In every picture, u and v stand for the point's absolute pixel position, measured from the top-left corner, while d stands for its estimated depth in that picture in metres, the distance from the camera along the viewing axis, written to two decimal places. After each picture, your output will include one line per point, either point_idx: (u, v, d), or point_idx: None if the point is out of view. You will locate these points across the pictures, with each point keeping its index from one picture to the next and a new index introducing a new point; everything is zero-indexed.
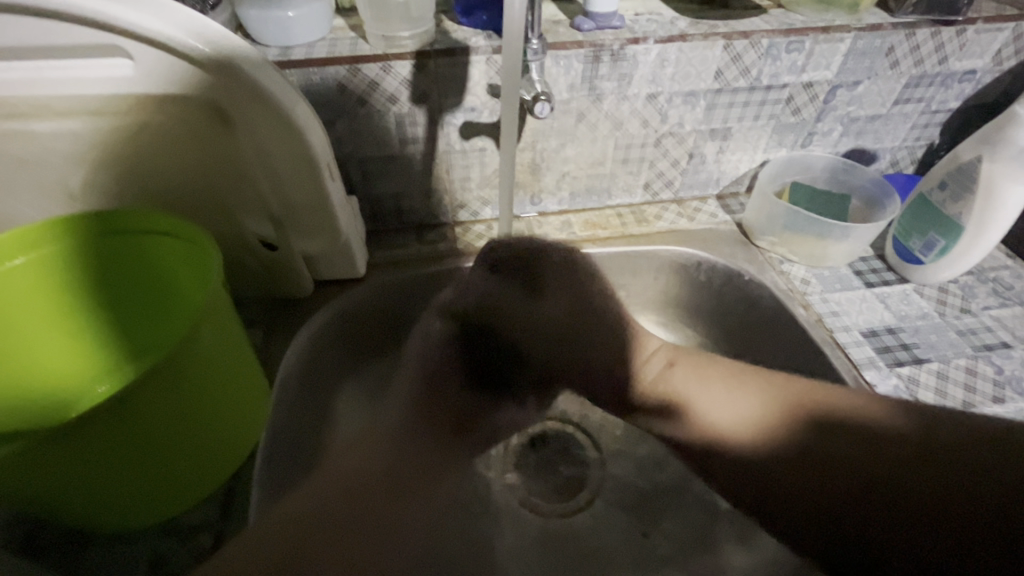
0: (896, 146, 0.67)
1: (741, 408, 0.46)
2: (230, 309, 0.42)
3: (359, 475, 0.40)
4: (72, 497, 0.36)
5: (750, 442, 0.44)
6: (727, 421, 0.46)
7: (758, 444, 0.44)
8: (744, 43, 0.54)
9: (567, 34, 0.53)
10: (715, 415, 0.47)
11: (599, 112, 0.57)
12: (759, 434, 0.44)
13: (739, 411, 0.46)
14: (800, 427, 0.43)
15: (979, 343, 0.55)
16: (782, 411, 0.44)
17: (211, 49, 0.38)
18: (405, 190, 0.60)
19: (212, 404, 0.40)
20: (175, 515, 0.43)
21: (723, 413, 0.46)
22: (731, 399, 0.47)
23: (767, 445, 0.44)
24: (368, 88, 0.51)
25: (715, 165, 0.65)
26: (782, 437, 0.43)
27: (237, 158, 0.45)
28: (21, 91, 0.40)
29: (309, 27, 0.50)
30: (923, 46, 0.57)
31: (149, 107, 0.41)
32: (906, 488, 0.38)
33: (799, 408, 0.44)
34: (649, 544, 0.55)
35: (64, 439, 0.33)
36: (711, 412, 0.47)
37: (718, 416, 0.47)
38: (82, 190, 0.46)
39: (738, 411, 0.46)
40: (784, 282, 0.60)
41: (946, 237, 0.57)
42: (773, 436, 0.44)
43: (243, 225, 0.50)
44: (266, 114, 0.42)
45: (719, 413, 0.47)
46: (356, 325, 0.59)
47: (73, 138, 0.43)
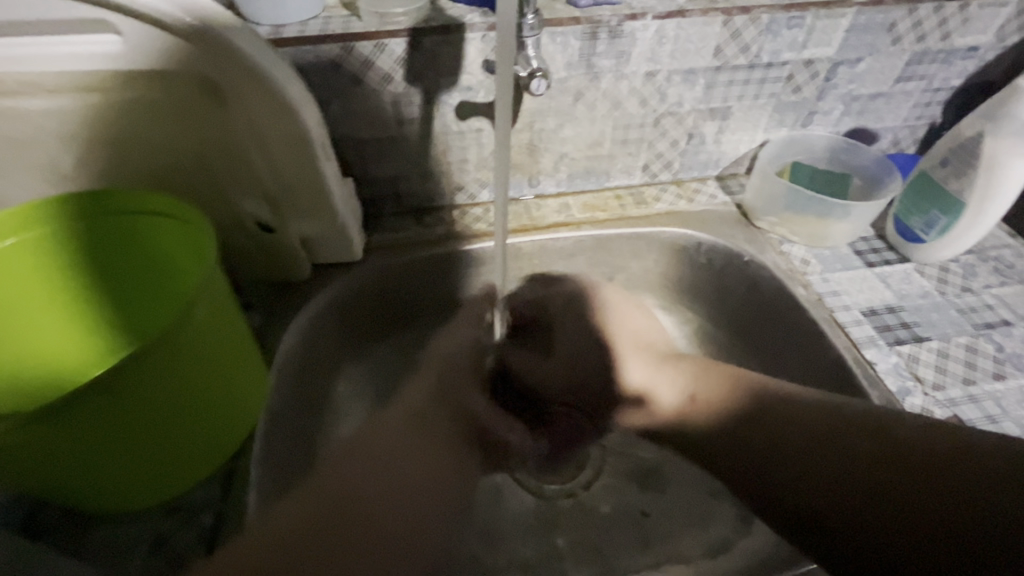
0: (898, 126, 0.66)
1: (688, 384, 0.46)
2: (226, 289, 0.42)
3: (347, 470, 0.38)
4: (68, 476, 0.36)
5: (694, 417, 0.45)
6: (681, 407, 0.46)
7: (700, 409, 0.44)
8: (744, 18, 0.53)
9: (564, 10, 0.52)
10: (665, 395, 0.47)
11: (597, 91, 0.56)
12: (716, 407, 0.44)
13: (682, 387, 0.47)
14: (749, 397, 0.43)
15: (980, 321, 0.54)
16: (727, 381, 0.45)
17: (203, 23, 0.38)
18: (402, 172, 0.59)
19: (209, 384, 0.40)
20: (175, 495, 0.43)
21: (684, 389, 0.46)
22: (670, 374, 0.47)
23: (723, 413, 0.43)
24: (362, 67, 0.50)
25: (715, 146, 0.64)
26: (729, 405, 0.43)
27: (231, 137, 0.44)
28: (10, 68, 0.39)
29: (302, 5, 0.49)
30: (926, 22, 0.56)
31: (140, 84, 0.41)
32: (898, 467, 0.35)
33: (745, 379, 0.44)
34: (649, 523, 0.55)
35: (58, 417, 0.33)
36: (665, 402, 0.46)
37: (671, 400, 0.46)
38: (75, 172, 0.46)
39: (688, 383, 0.46)
40: (784, 262, 0.59)
41: (947, 215, 0.56)
42: (724, 404, 0.44)
43: (237, 206, 0.49)
44: (259, 90, 0.41)
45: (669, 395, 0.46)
46: (354, 310, 0.59)
47: (64, 117, 0.42)
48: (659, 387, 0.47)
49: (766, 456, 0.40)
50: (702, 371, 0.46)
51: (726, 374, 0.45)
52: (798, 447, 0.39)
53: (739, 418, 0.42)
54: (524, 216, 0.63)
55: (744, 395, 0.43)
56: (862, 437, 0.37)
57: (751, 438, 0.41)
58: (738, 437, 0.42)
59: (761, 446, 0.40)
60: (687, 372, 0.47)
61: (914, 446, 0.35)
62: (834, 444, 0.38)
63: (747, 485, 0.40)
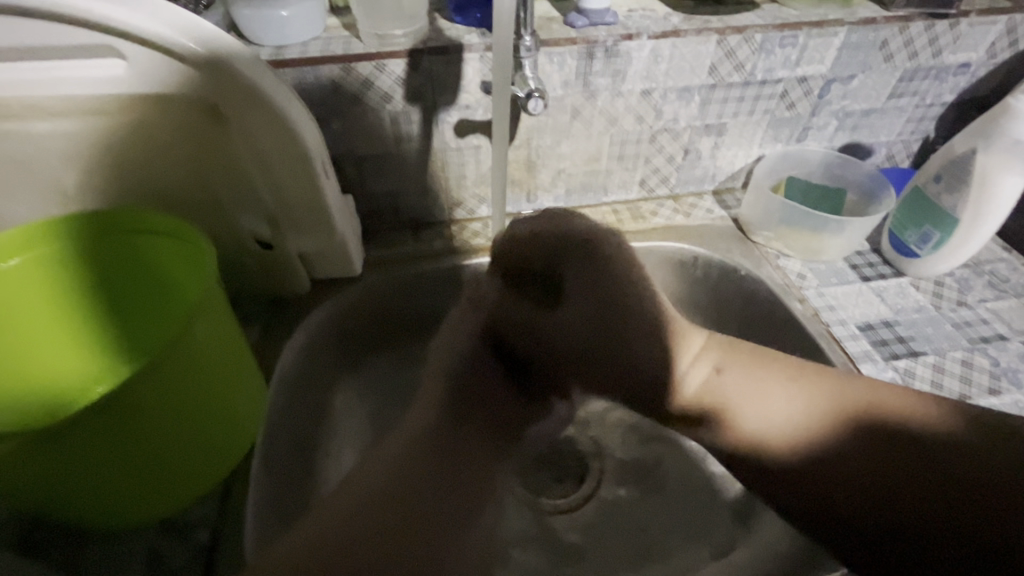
0: (891, 141, 0.67)
1: (790, 405, 0.42)
2: (226, 307, 0.42)
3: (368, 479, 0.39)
4: (68, 495, 0.37)
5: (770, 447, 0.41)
6: (773, 427, 0.41)
7: (801, 443, 0.40)
8: (737, 38, 0.54)
9: (560, 31, 0.53)
10: (753, 415, 0.42)
11: (593, 108, 0.57)
12: (820, 434, 0.40)
13: (790, 412, 0.41)
14: (847, 430, 0.39)
15: (975, 336, 0.55)
16: (829, 411, 0.40)
17: (206, 49, 0.38)
18: (401, 188, 0.60)
19: (206, 402, 0.40)
20: (172, 513, 0.43)
21: (771, 407, 0.42)
22: (783, 398, 0.42)
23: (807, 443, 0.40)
24: (362, 87, 0.51)
25: (711, 161, 0.65)
26: (824, 438, 0.40)
27: (232, 156, 0.45)
28: (15, 91, 0.40)
29: (302, 27, 0.50)
30: (917, 40, 0.57)
31: (144, 107, 0.41)
32: (922, 471, 0.36)
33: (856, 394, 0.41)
34: (647, 538, 0.55)
35: (58, 436, 0.33)
36: (750, 423, 0.42)
37: (757, 419, 0.42)
38: (77, 191, 0.46)
39: (784, 405, 0.42)
40: (780, 277, 0.60)
41: (940, 230, 0.57)
42: (817, 435, 0.40)
43: (237, 223, 0.50)
44: (260, 111, 0.42)
45: (769, 418, 0.42)
46: (353, 324, 0.59)
47: (68, 139, 0.43)
48: (767, 410, 0.42)
49: (841, 469, 0.38)
50: (817, 391, 0.41)
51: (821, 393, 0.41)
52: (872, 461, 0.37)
53: (839, 452, 0.39)
54: None
55: (852, 420, 0.40)
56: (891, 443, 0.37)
57: (821, 459, 0.39)
58: (811, 457, 0.39)
59: (818, 459, 0.39)
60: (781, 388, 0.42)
61: (932, 455, 0.36)
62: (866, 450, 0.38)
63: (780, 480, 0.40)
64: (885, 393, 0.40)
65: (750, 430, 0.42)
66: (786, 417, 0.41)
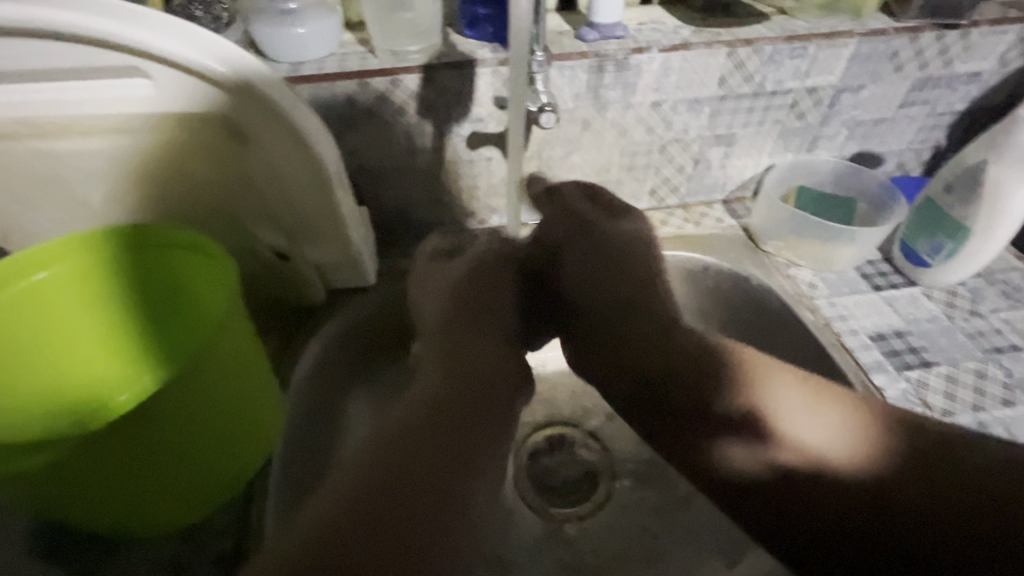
0: (902, 149, 0.67)
1: (831, 426, 0.44)
2: (246, 317, 0.43)
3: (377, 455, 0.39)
4: (95, 504, 0.38)
5: (825, 460, 0.43)
6: (815, 445, 0.44)
7: (836, 465, 0.43)
8: (747, 50, 0.54)
9: (572, 45, 0.54)
10: (791, 429, 0.45)
11: (604, 120, 0.58)
12: (869, 459, 0.42)
13: (837, 432, 0.43)
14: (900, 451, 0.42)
15: (988, 346, 0.54)
16: (866, 426, 0.43)
17: (228, 69, 0.40)
18: (414, 199, 0.61)
19: (227, 411, 0.41)
20: (195, 522, 0.43)
21: (816, 436, 0.44)
22: (824, 415, 0.44)
23: (857, 464, 0.42)
24: (377, 102, 0.52)
25: (721, 171, 0.65)
26: (873, 464, 0.42)
27: (251, 171, 0.46)
28: (44, 111, 0.41)
29: (319, 43, 0.51)
30: (927, 50, 0.57)
31: (167, 125, 0.43)
32: (938, 487, 0.40)
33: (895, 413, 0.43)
34: (659, 547, 0.55)
35: (92, 444, 0.34)
36: (792, 432, 0.45)
37: (794, 429, 0.45)
38: (101, 206, 0.48)
39: (817, 434, 0.44)
40: (791, 286, 0.60)
41: (952, 240, 0.56)
42: (858, 456, 0.42)
43: (255, 235, 0.51)
44: (279, 128, 0.43)
45: (809, 436, 0.44)
46: (366, 334, 0.60)
47: (94, 156, 0.44)
48: (792, 425, 0.45)
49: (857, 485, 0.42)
50: (848, 410, 0.44)
51: (829, 414, 0.44)
52: (911, 475, 0.41)
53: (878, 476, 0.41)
54: None
55: (891, 434, 0.43)
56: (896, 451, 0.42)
57: (830, 478, 0.43)
58: (834, 480, 0.43)
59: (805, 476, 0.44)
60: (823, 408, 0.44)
61: (942, 446, 0.41)
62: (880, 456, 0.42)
63: (790, 504, 0.44)
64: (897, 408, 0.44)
65: (797, 438, 0.44)
66: (828, 437, 0.43)
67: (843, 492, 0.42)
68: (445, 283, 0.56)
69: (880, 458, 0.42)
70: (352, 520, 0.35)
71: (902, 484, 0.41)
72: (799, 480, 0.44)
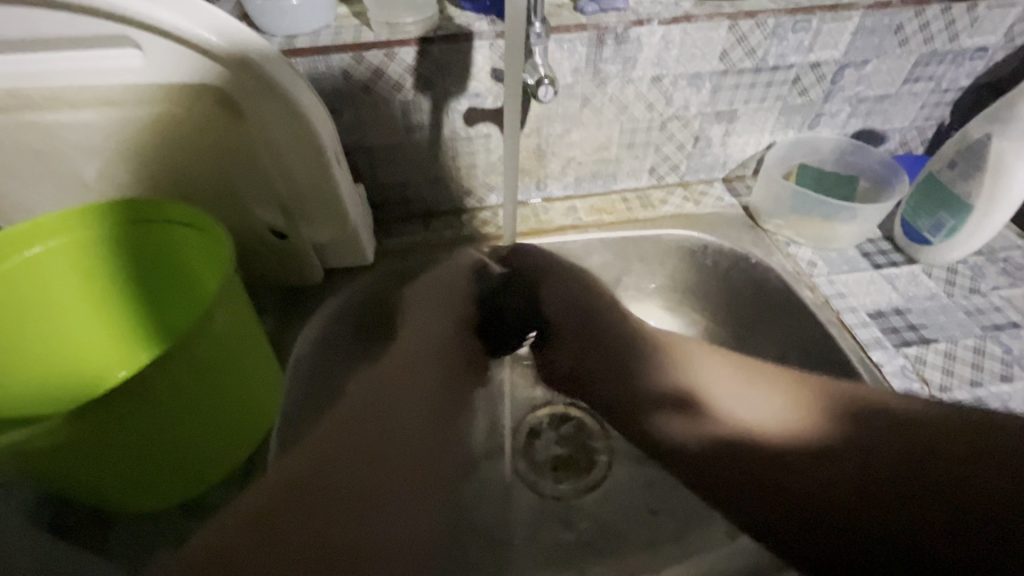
0: (905, 127, 0.66)
1: (766, 403, 0.46)
2: (241, 294, 0.43)
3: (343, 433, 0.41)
4: (93, 478, 0.38)
5: (761, 430, 0.45)
6: (753, 419, 0.46)
7: (774, 439, 0.44)
8: (750, 23, 0.53)
9: (570, 17, 0.52)
10: (725, 404, 0.48)
11: (603, 96, 0.57)
12: (805, 428, 0.44)
13: (771, 406, 0.46)
14: (837, 420, 0.43)
15: (987, 323, 0.54)
16: (805, 406, 0.45)
17: (220, 39, 0.39)
18: (411, 177, 0.60)
19: (224, 388, 0.41)
20: (196, 496, 0.44)
21: (748, 409, 0.47)
22: (765, 392, 0.47)
23: (794, 438, 0.43)
24: (373, 76, 0.51)
25: (722, 148, 0.65)
26: (805, 436, 0.43)
27: (245, 146, 0.45)
28: (33, 83, 0.40)
29: (313, 15, 0.50)
30: (933, 23, 0.56)
31: (159, 97, 0.42)
32: (912, 472, 0.38)
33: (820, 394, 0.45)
34: (656, 522, 0.56)
35: (88, 422, 0.34)
36: (736, 414, 0.47)
37: (728, 405, 0.48)
38: (96, 181, 0.47)
39: (747, 408, 0.47)
40: (791, 264, 0.60)
41: (954, 217, 0.56)
42: (796, 431, 0.44)
43: (253, 213, 0.50)
44: (273, 102, 0.42)
45: (741, 409, 0.47)
46: (364, 315, 0.60)
47: (86, 130, 0.44)
48: (732, 408, 0.47)
49: (824, 469, 0.41)
50: (780, 390, 0.46)
51: (758, 395, 0.47)
52: (864, 451, 0.40)
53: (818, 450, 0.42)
54: (532, 220, 0.64)
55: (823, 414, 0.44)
56: (866, 435, 0.41)
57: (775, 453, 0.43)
58: (780, 456, 0.43)
59: (763, 457, 0.43)
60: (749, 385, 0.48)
61: (925, 434, 0.39)
62: (844, 442, 0.41)
63: (752, 490, 0.42)
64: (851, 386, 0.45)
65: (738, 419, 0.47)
66: (768, 411, 0.46)
67: (822, 484, 0.40)
68: (428, 278, 0.55)
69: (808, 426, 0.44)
70: (316, 483, 0.37)
71: (874, 476, 0.39)
72: (754, 458, 0.44)
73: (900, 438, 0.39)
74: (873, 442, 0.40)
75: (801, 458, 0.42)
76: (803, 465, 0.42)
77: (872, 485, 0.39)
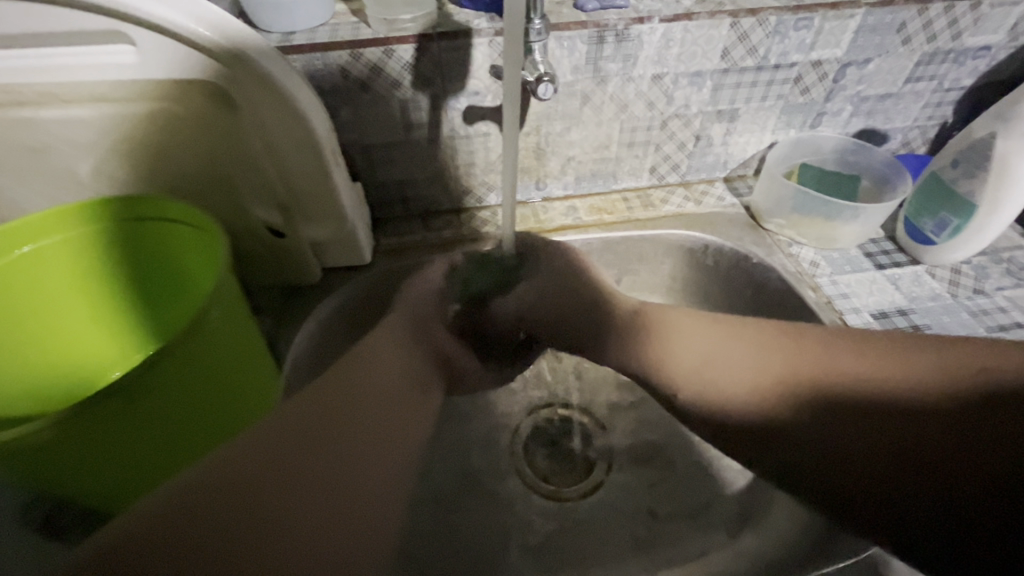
0: (907, 126, 0.65)
1: (736, 372, 0.45)
2: (237, 293, 0.42)
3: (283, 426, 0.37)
4: (85, 479, 0.37)
5: (726, 394, 0.45)
6: (719, 388, 0.45)
7: (743, 411, 0.44)
8: (752, 21, 0.53)
9: (571, 14, 0.52)
10: (690, 370, 0.47)
11: (603, 94, 0.56)
12: (767, 399, 0.43)
13: (730, 369, 0.46)
14: (805, 401, 0.42)
15: (992, 324, 0.54)
16: (779, 381, 0.44)
17: (215, 33, 0.38)
18: (410, 176, 0.60)
19: (218, 389, 0.40)
20: None
21: (717, 373, 0.46)
22: (734, 357, 0.46)
23: (762, 409, 0.43)
24: (371, 74, 0.50)
25: (723, 148, 0.64)
26: (773, 408, 0.43)
27: (241, 144, 0.45)
28: (26, 79, 0.40)
29: (311, 13, 0.49)
30: (936, 22, 0.56)
31: (153, 94, 0.42)
32: (953, 441, 0.36)
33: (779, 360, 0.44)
34: (658, 525, 0.55)
35: (77, 425, 0.33)
36: (707, 382, 0.46)
37: (689, 370, 0.47)
38: (90, 178, 0.47)
39: (726, 377, 0.46)
40: (793, 264, 0.59)
41: (958, 217, 0.56)
42: (768, 402, 0.43)
43: (250, 212, 0.50)
44: (270, 99, 0.42)
45: (701, 371, 0.47)
46: (362, 314, 0.59)
47: (80, 127, 0.43)
48: (710, 376, 0.46)
49: (822, 441, 0.40)
50: (758, 359, 0.45)
51: (735, 359, 0.46)
52: (848, 430, 0.39)
53: (799, 423, 0.41)
54: (532, 220, 0.64)
55: (794, 386, 0.43)
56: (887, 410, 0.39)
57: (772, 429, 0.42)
58: (767, 427, 0.42)
59: (769, 436, 0.42)
60: (733, 347, 0.47)
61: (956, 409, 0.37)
62: (879, 414, 0.39)
63: (788, 470, 0.40)
64: (841, 358, 0.42)
65: (706, 389, 0.46)
66: (739, 379, 0.45)
67: (865, 462, 0.37)
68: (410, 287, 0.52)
69: (777, 397, 0.43)
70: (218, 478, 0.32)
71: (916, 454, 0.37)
72: (751, 429, 0.43)
73: (945, 415, 0.37)
74: (904, 418, 0.38)
75: (811, 437, 0.41)
76: (852, 447, 0.38)
77: (921, 463, 0.36)
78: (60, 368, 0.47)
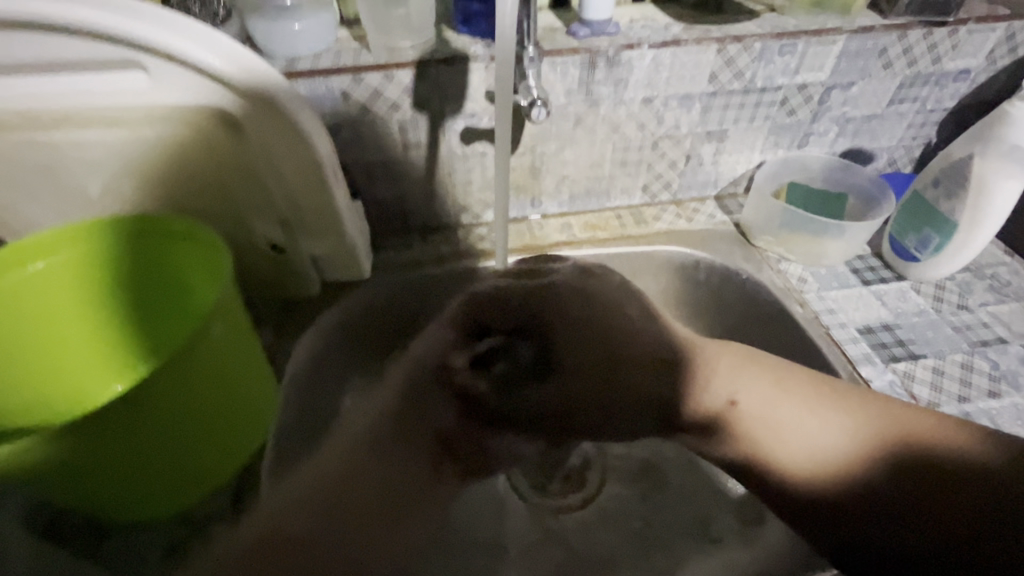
0: (893, 146, 0.67)
1: (826, 426, 0.43)
2: (240, 309, 0.44)
3: (362, 461, 0.43)
4: (90, 491, 0.38)
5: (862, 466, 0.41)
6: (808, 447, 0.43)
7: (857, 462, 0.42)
8: (737, 46, 0.55)
9: (564, 40, 0.54)
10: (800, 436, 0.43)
11: (595, 116, 0.58)
12: (858, 455, 0.42)
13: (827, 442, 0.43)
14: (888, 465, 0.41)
15: (975, 339, 0.55)
16: (874, 441, 0.42)
17: (225, 62, 0.41)
18: (408, 194, 0.62)
19: (219, 404, 0.41)
20: (192, 506, 0.44)
21: (813, 437, 0.43)
22: (754, 373, 0.47)
23: (839, 472, 0.42)
24: (371, 97, 0.53)
25: (713, 166, 0.66)
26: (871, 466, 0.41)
27: (245, 164, 0.47)
28: (43, 104, 0.42)
29: (315, 38, 0.52)
30: (916, 47, 0.58)
31: (159, 117, 0.44)
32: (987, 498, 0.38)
33: (877, 416, 0.43)
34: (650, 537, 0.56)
35: (84, 434, 0.34)
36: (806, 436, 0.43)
37: (801, 443, 0.43)
38: (99, 197, 0.49)
39: (830, 433, 0.43)
40: (781, 280, 0.61)
41: (939, 234, 0.57)
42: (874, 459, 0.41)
43: (252, 228, 0.52)
44: (275, 121, 0.44)
45: (821, 438, 0.43)
46: (362, 328, 0.61)
47: (91, 147, 0.45)
48: (816, 436, 0.43)
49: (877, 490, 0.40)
50: (863, 413, 0.43)
51: (807, 418, 0.44)
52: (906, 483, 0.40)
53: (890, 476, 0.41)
54: (528, 236, 0.65)
55: (876, 447, 0.42)
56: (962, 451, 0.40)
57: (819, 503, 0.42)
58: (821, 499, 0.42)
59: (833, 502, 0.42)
60: (840, 418, 0.43)
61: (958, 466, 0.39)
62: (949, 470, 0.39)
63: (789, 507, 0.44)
64: (916, 417, 0.42)
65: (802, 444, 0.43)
66: (831, 441, 0.43)
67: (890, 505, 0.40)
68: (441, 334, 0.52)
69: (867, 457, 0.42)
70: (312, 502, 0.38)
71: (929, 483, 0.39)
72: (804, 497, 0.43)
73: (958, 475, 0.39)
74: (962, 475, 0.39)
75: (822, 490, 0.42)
76: (890, 494, 0.40)
77: (916, 502, 0.39)
78: (62, 373, 0.48)
